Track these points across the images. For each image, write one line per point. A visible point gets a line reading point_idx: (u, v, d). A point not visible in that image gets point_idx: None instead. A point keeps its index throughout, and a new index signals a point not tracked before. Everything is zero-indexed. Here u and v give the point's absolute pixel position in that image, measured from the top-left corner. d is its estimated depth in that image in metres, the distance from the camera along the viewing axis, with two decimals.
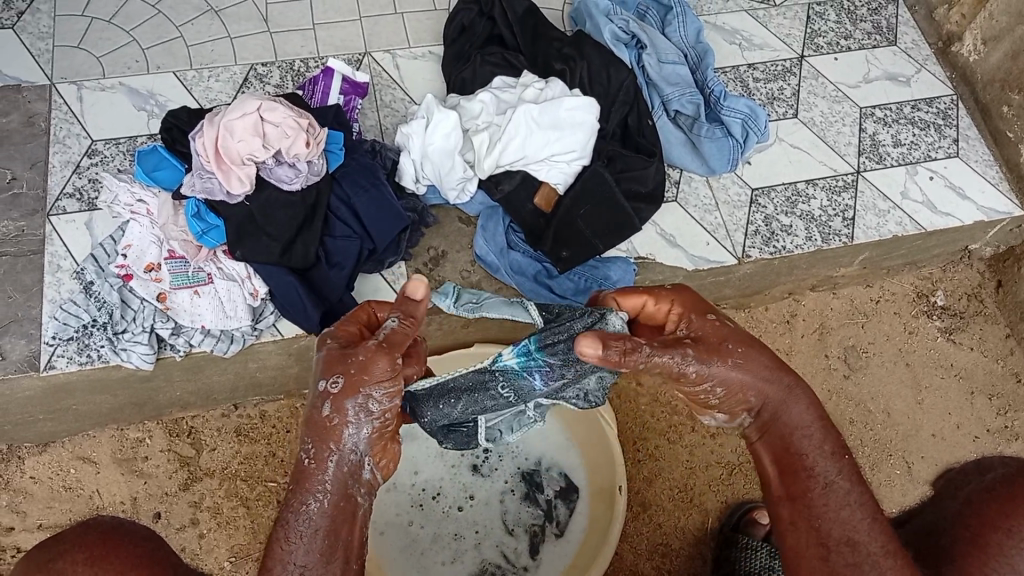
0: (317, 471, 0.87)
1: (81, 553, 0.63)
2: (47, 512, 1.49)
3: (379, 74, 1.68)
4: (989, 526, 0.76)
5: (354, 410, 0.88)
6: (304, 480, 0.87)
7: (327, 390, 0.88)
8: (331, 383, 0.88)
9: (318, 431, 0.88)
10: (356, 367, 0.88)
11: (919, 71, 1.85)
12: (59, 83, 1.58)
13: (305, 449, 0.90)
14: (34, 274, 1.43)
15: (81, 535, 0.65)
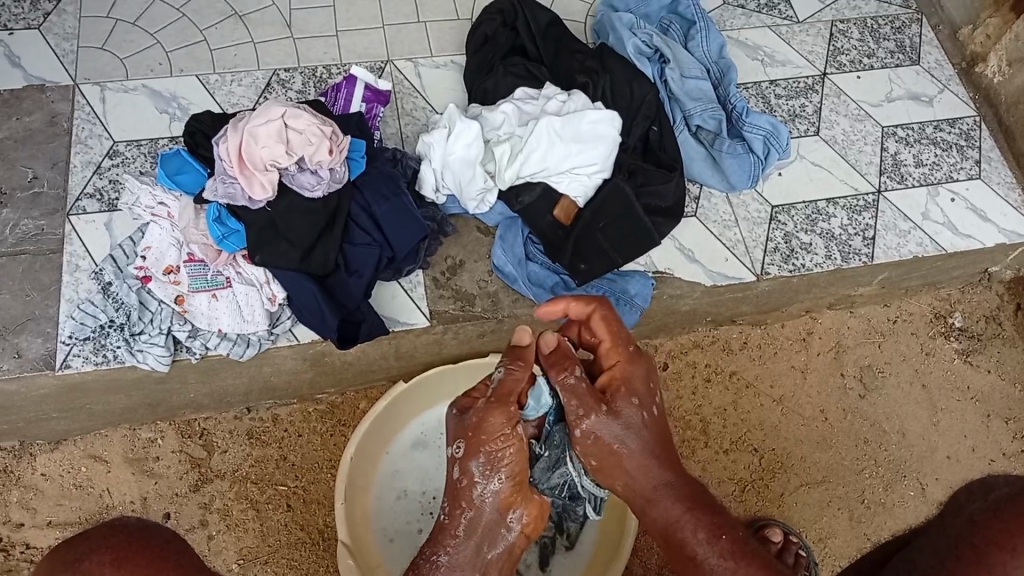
0: (450, 526, 1.04)
1: (107, 554, 0.55)
2: (58, 509, 1.49)
3: (400, 81, 1.68)
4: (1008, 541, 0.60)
5: (478, 470, 1.02)
6: (440, 535, 1.04)
7: (453, 454, 1.04)
8: (456, 448, 1.04)
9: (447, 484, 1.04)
10: (473, 429, 1.02)
11: (942, 92, 1.84)
12: (83, 83, 1.59)
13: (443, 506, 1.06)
14: (52, 273, 1.44)
15: (108, 533, 0.57)
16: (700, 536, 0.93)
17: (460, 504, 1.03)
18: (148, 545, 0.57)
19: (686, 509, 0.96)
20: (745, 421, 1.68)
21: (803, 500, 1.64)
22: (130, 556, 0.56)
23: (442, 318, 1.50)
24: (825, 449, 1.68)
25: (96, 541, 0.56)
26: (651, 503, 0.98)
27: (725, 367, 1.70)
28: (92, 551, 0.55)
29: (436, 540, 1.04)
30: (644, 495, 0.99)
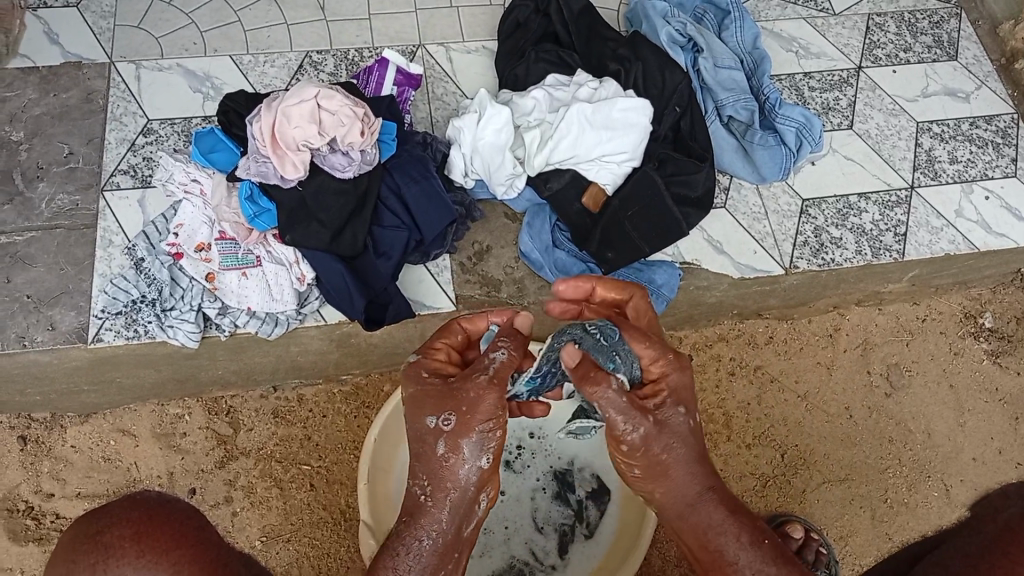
0: (431, 508, 0.93)
1: (128, 529, 0.53)
2: (86, 481, 1.52)
3: (432, 66, 1.68)
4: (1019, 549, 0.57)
5: (471, 450, 0.93)
6: (418, 516, 0.92)
7: (440, 427, 0.93)
8: (443, 421, 0.93)
9: (426, 457, 0.93)
10: (468, 406, 0.93)
11: (979, 88, 1.81)
12: (119, 62, 1.60)
13: (418, 485, 0.94)
14: (86, 248, 1.46)
15: (127, 508, 0.55)
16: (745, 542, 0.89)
17: (438, 481, 0.93)
18: (167, 520, 0.54)
19: (729, 511, 0.91)
20: (769, 414, 1.67)
21: (825, 496, 1.64)
22: (151, 530, 0.53)
23: (468, 302, 1.51)
24: (850, 446, 1.67)
25: (118, 515, 0.54)
26: (693, 509, 0.92)
27: (750, 361, 1.69)
28: (113, 524, 0.53)
29: (411, 518, 0.92)
30: (684, 505, 0.93)
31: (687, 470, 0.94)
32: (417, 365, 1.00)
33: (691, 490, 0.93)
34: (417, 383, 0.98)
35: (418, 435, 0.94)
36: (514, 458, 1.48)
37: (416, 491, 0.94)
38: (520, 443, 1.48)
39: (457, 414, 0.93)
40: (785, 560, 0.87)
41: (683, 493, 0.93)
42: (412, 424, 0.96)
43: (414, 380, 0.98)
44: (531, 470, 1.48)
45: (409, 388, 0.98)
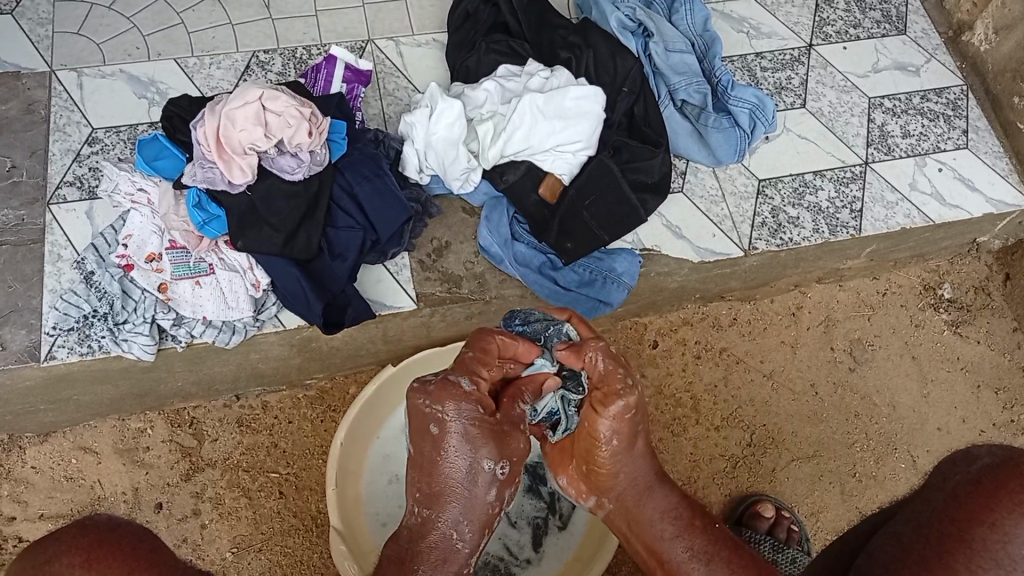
0: (464, 555, 0.87)
1: (78, 556, 0.53)
2: (49, 502, 1.48)
3: (382, 61, 1.66)
4: (973, 519, 0.60)
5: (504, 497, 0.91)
6: (452, 563, 0.85)
7: (496, 474, 0.87)
8: (502, 469, 0.88)
9: (473, 502, 0.87)
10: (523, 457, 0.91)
11: (929, 61, 1.82)
12: (59, 70, 1.56)
13: (451, 529, 0.86)
14: (34, 263, 1.42)
15: (77, 535, 0.54)
16: (694, 525, 0.92)
17: (468, 523, 0.87)
18: (118, 547, 0.54)
19: (681, 497, 0.95)
20: (736, 395, 1.68)
21: (794, 474, 1.65)
22: (101, 558, 0.53)
23: (429, 300, 1.50)
24: (817, 423, 1.69)
25: (66, 542, 0.53)
26: (644, 496, 0.95)
27: (715, 343, 1.70)
28: (61, 554, 0.52)
29: (442, 565, 0.85)
30: (637, 491, 0.95)
31: (645, 459, 0.96)
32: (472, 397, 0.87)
33: (645, 479, 0.96)
34: (473, 419, 0.86)
35: (462, 476, 0.86)
36: None
37: (441, 529, 0.86)
38: None
39: (510, 465, 0.89)
40: (729, 560, 0.87)
41: (636, 480, 0.96)
42: (449, 461, 0.86)
43: (465, 408, 0.86)
44: None
45: (458, 416, 0.86)
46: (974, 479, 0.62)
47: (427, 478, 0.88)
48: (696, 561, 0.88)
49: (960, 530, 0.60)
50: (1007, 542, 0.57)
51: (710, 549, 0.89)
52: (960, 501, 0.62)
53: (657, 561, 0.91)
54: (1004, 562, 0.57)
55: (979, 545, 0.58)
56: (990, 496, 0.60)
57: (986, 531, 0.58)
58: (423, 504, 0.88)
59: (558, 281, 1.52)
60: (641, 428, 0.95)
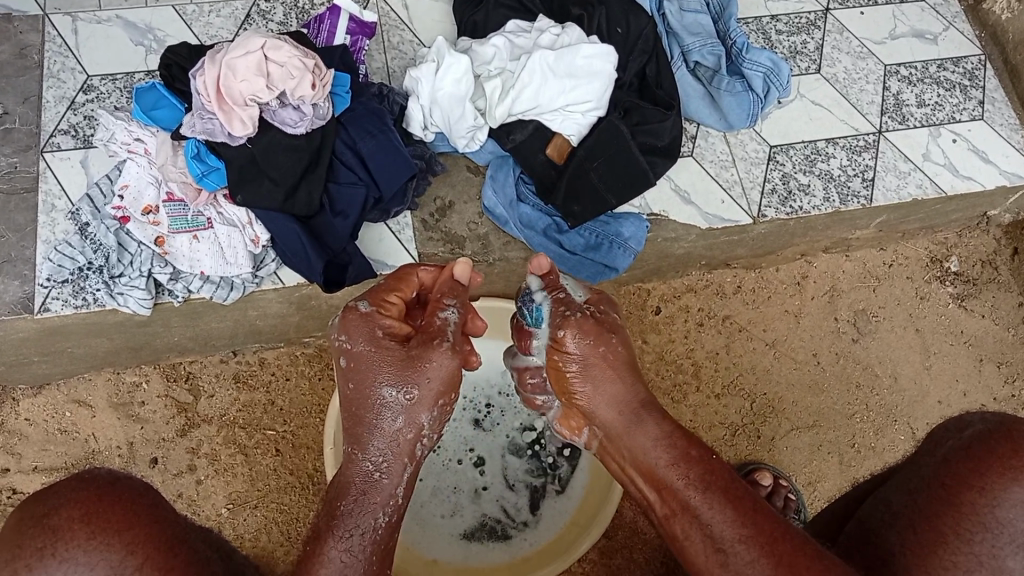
0: (384, 482, 0.89)
1: (77, 509, 0.65)
2: (43, 455, 1.47)
3: (386, 13, 1.61)
4: (962, 484, 0.75)
5: (428, 423, 0.92)
6: (372, 488, 0.88)
7: (398, 399, 0.90)
8: (402, 392, 0.89)
9: (382, 430, 0.90)
10: (430, 379, 0.90)
11: (947, 29, 1.78)
12: (53, 14, 1.51)
13: (370, 455, 0.90)
14: (28, 213, 1.38)
15: (77, 490, 0.67)
16: (691, 455, 0.88)
17: (381, 450, 0.90)
18: (114, 499, 0.67)
19: (674, 426, 0.91)
20: (737, 364, 1.66)
21: (793, 443, 1.65)
22: (98, 511, 0.66)
23: (432, 260, 1.47)
24: (818, 394, 1.68)
25: (66, 496, 0.66)
26: (632, 427, 0.92)
27: (718, 311, 1.68)
28: (61, 507, 0.65)
29: (365, 497, 0.88)
30: (624, 420, 0.93)
31: (628, 387, 0.94)
32: (367, 327, 0.92)
33: (631, 407, 0.93)
34: (369, 343, 0.91)
35: (368, 404, 0.90)
36: (484, 417, 1.45)
37: (362, 460, 0.90)
38: (489, 400, 1.45)
39: (414, 388, 0.90)
40: (725, 490, 0.84)
41: (621, 408, 0.93)
42: (359, 389, 0.91)
43: (362, 336, 0.92)
44: (501, 428, 1.46)
45: (356, 343, 0.91)
46: (964, 444, 0.78)
47: (348, 415, 0.93)
48: (691, 490, 0.84)
49: (950, 495, 0.75)
50: (995, 507, 0.73)
51: (707, 479, 0.85)
52: (952, 464, 0.77)
53: (651, 485, 0.88)
54: (990, 525, 0.72)
55: (968, 509, 0.74)
56: (981, 464, 0.75)
57: (975, 496, 0.74)
58: (352, 441, 0.91)
59: (564, 245, 1.49)
60: (613, 356, 0.95)
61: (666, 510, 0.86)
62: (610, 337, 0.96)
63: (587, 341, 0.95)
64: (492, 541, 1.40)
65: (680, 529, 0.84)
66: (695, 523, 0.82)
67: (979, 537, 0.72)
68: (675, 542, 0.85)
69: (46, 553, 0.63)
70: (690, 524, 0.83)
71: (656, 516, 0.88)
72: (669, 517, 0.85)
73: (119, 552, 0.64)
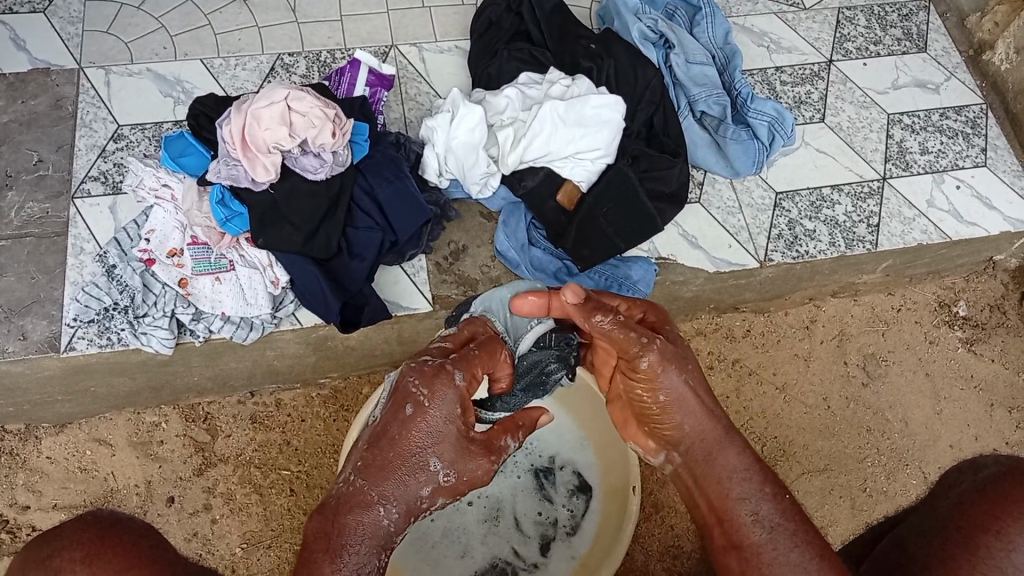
0: (394, 531, 0.84)
1: (79, 551, 0.62)
2: (63, 492, 1.50)
3: (404, 67, 1.68)
4: (979, 527, 0.66)
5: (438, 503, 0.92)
6: (377, 529, 0.83)
7: (442, 475, 0.89)
8: (448, 475, 0.89)
9: (412, 489, 0.87)
10: (469, 479, 0.91)
11: (949, 79, 1.83)
12: (88, 67, 1.58)
13: (385, 499, 0.85)
14: (56, 256, 1.44)
15: (79, 532, 0.64)
16: (766, 491, 0.87)
17: (402, 504, 0.86)
18: (116, 540, 0.64)
19: (756, 461, 0.91)
20: (747, 408, 1.68)
21: (803, 487, 1.65)
22: (99, 552, 0.63)
23: (445, 302, 1.51)
24: (828, 437, 1.68)
25: (67, 538, 0.63)
26: (715, 452, 0.92)
27: (728, 354, 1.69)
28: (62, 549, 0.62)
29: (371, 540, 0.82)
30: (706, 448, 0.93)
31: (710, 416, 0.96)
32: (452, 396, 0.92)
33: (712, 437, 0.94)
34: (448, 409, 0.91)
35: (412, 460, 0.88)
36: None
37: (378, 507, 0.84)
38: None
39: (459, 475, 0.90)
40: (795, 531, 0.82)
41: (705, 434, 0.95)
42: (412, 439, 0.89)
43: (443, 402, 0.91)
44: (513, 469, 1.48)
45: (435, 404, 0.90)
46: (979, 486, 0.70)
47: (381, 450, 0.88)
48: (761, 525, 0.84)
49: (965, 538, 0.67)
50: (1011, 550, 0.64)
51: (781, 518, 0.84)
52: (968, 507, 0.69)
53: (716, 515, 0.88)
54: (1006, 570, 0.63)
55: (984, 552, 0.65)
56: (995, 506, 0.67)
57: (990, 539, 0.65)
58: (371, 478, 0.85)
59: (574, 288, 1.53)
60: (693, 385, 0.98)
61: (723, 541, 0.86)
62: (687, 366, 0.99)
63: (662, 370, 0.97)
64: None
65: (737, 562, 0.83)
66: (754, 559, 0.81)
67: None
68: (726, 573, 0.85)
69: None
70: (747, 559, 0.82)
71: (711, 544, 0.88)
72: (725, 549, 0.85)
73: None
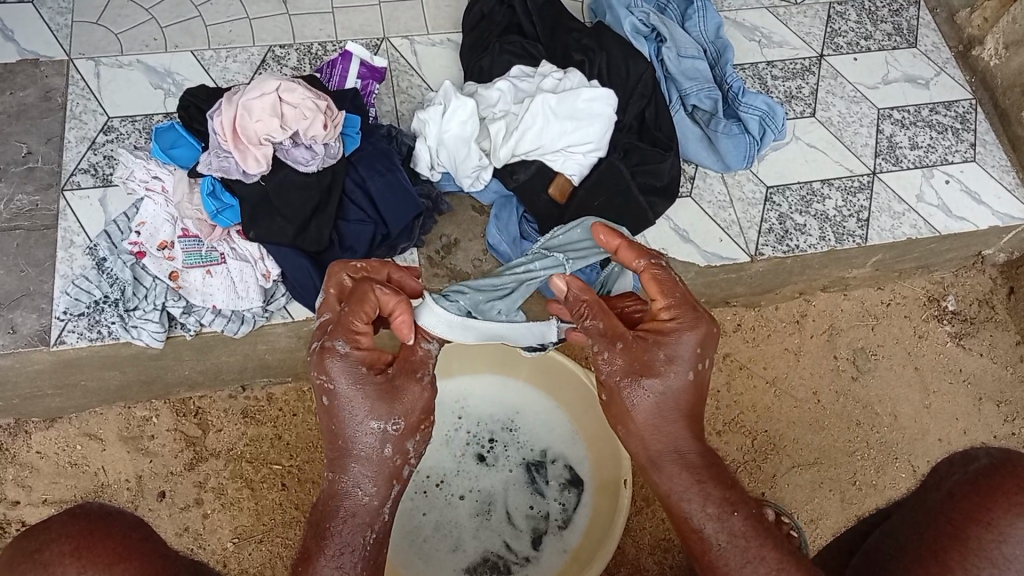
0: (369, 502, 0.91)
1: (67, 544, 0.62)
2: (53, 486, 1.49)
3: (396, 59, 1.67)
4: (970, 519, 0.67)
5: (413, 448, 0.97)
6: (351, 507, 0.91)
7: (387, 429, 0.93)
8: (391, 424, 0.93)
9: (366, 458, 0.92)
10: (415, 409, 0.95)
11: (938, 74, 1.83)
12: (77, 59, 1.57)
13: (347, 476, 0.92)
14: (46, 249, 1.43)
15: (68, 525, 0.64)
16: (709, 511, 0.88)
17: (367, 475, 0.92)
18: (105, 533, 0.64)
19: (706, 476, 0.91)
20: (738, 401, 1.68)
21: (794, 481, 1.66)
22: (89, 545, 0.63)
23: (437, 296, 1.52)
24: (818, 430, 1.69)
25: (58, 531, 0.63)
26: (658, 468, 0.94)
27: (718, 348, 1.70)
28: (51, 542, 0.62)
29: (348, 520, 0.90)
30: (648, 470, 0.95)
31: (653, 435, 0.96)
32: (351, 362, 0.92)
33: (659, 453, 0.95)
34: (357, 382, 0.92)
35: (353, 436, 0.93)
36: (487, 452, 1.47)
37: (352, 488, 0.92)
38: (492, 435, 1.48)
39: (404, 415, 0.94)
40: (745, 548, 0.84)
41: (646, 457, 0.96)
42: (341, 423, 0.93)
43: (345, 375, 0.92)
44: (504, 463, 1.48)
45: (337, 382, 0.92)
46: (971, 478, 0.70)
47: (331, 442, 0.94)
48: (710, 546, 0.87)
49: (956, 531, 0.67)
50: (1002, 542, 0.64)
51: (728, 538, 0.86)
52: (960, 499, 0.69)
53: (675, 529, 0.92)
54: (997, 562, 0.64)
55: (975, 544, 0.65)
56: (987, 498, 0.67)
57: (981, 531, 0.65)
58: (333, 468, 0.93)
59: None
60: (644, 398, 0.96)
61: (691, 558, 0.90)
62: (637, 380, 0.97)
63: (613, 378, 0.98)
64: None
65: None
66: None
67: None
68: None
69: None
70: None
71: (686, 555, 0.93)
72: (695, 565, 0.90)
73: None
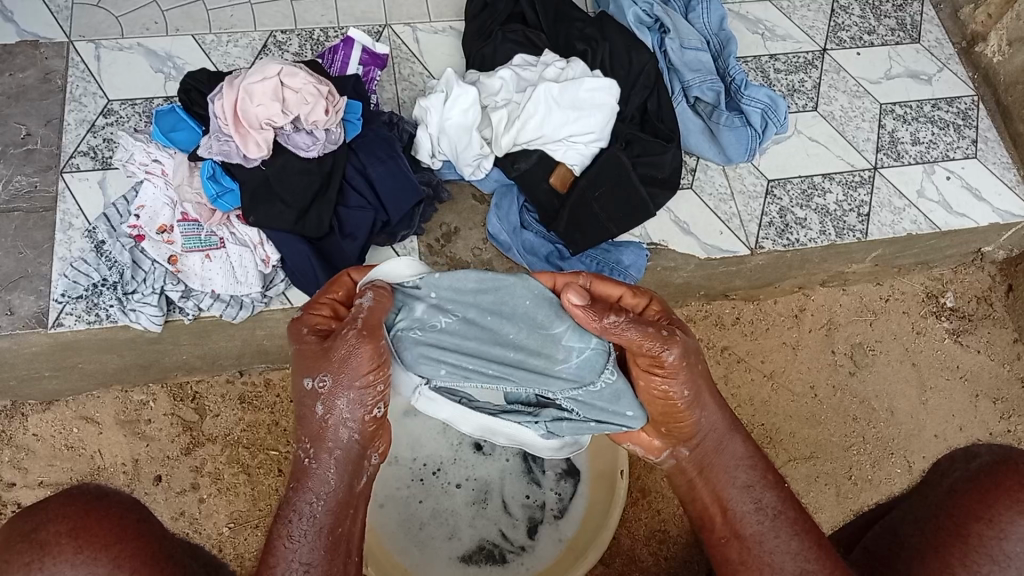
0: (315, 468, 0.92)
1: (64, 525, 0.66)
2: (48, 469, 1.49)
3: (398, 46, 1.67)
4: (971, 517, 0.72)
5: (348, 405, 0.93)
6: (303, 478, 0.92)
7: (316, 388, 0.93)
8: (319, 381, 0.93)
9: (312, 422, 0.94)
10: (338, 361, 0.92)
11: (941, 70, 1.83)
12: (77, 41, 1.56)
13: (301, 447, 0.94)
14: (45, 231, 1.43)
15: (65, 505, 0.68)
16: (766, 481, 0.95)
17: (311, 444, 0.93)
18: (100, 513, 0.68)
19: (755, 452, 0.99)
20: (735, 395, 1.68)
21: (791, 474, 1.66)
22: (85, 526, 0.66)
23: None
24: (814, 425, 1.70)
25: (53, 511, 0.67)
26: (724, 444, 0.99)
27: (717, 341, 1.70)
28: (48, 522, 0.66)
29: (300, 485, 0.91)
30: (716, 440, 1.00)
31: (721, 411, 1.02)
32: (301, 324, 1.00)
33: (723, 426, 1.00)
34: (368, 379, 0.94)
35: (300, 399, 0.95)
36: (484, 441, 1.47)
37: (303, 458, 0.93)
38: None
39: (331, 370, 0.93)
40: (794, 521, 0.89)
41: (714, 429, 1.00)
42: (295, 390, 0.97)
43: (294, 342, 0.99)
44: (501, 451, 1.48)
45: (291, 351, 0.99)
46: (972, 476, 0.75)
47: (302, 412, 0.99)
48: (760, 514, 0.91)
49: (958, 527, 0.72)
50: (1002, 539, 0.69)
51: (779, 508, 0.91)
52: (958, 496, 0.74)
53: (719, 509, 0.94)
54: (997, 559, 0.69)
55: (975, 540, 0.70)
56: (988, 496, 0.72)
57: (983, 528, 0.70)
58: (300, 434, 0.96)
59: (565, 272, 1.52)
60: (703, 379, 1.01)
61: (725, 532, 0.92)
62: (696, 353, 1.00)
63: (681, 364, 0.98)
64: (490, 565, 1.41)
65: (739, 552, 0.90)
66: (757, 548, 0.88)
67: (987, 571, 0.69)
68: (727, 563, 0.91)
69: (33, 568, 0.64)
70: (749, 549, 0.89)
71: (709, 534, 0.95)
72: (727, 540, 0.92)
73: (108, 566, 0.65)
